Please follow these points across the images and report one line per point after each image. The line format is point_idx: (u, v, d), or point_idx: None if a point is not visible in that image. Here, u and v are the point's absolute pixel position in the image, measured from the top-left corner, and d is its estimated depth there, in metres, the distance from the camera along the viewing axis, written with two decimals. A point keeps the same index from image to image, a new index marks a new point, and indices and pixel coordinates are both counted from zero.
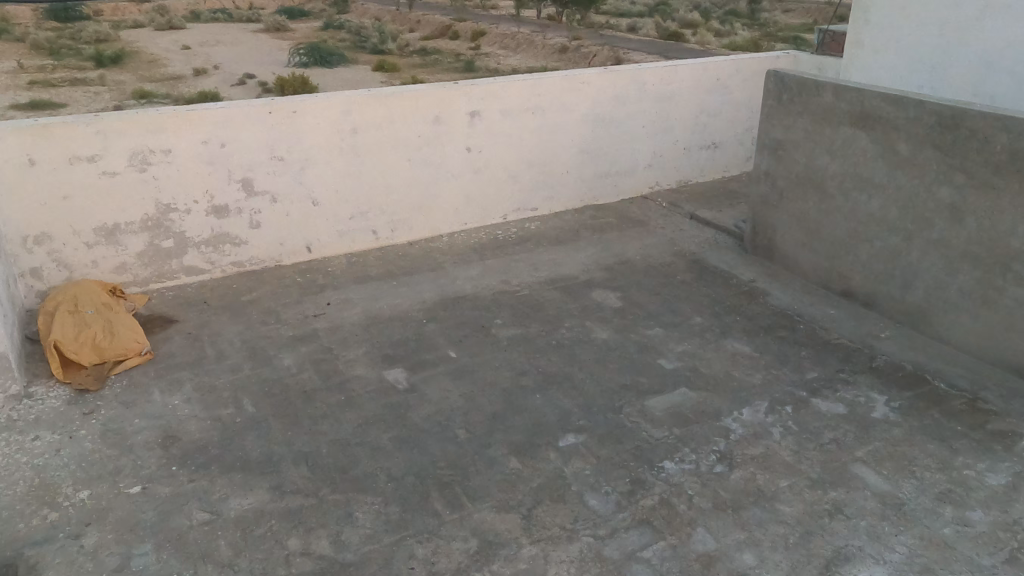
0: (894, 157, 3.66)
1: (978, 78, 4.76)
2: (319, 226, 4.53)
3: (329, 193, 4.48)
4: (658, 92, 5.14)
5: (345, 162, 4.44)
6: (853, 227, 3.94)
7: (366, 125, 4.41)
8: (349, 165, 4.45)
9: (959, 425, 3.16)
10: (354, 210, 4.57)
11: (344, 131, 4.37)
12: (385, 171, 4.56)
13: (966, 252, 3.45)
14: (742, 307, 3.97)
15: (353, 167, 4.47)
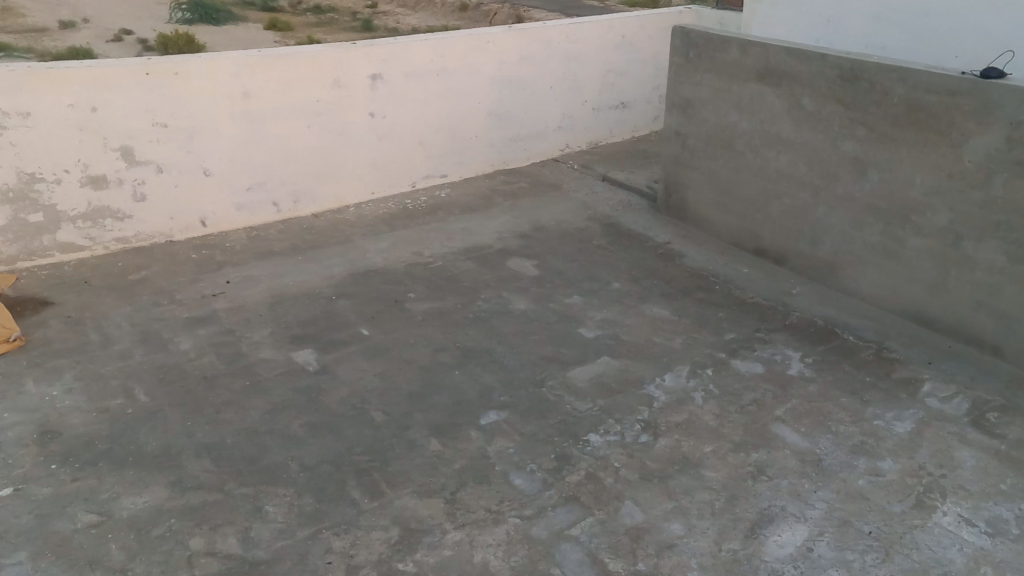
0: (799, 113, 3.65)
1: (869, 30, 4.84)
2: (212, 198, 4.18)
3: (222, 163, 4.13)
4: (566, 51, 5.00)
5: (237, 128, 4.10)
6: (763, 184, 3.93)
7: (259, 88, 4.07)
8: (243, 131, 4.12)
9: (869, 376, 3.22)
10: (251, 180, 4.25)
11: (234, 95, 4.03)
12: (282, 138, 4.25)
13: (870, 205, 3.49)
14: (658, 270, 3.94)
15: (247, 134, 4.14)
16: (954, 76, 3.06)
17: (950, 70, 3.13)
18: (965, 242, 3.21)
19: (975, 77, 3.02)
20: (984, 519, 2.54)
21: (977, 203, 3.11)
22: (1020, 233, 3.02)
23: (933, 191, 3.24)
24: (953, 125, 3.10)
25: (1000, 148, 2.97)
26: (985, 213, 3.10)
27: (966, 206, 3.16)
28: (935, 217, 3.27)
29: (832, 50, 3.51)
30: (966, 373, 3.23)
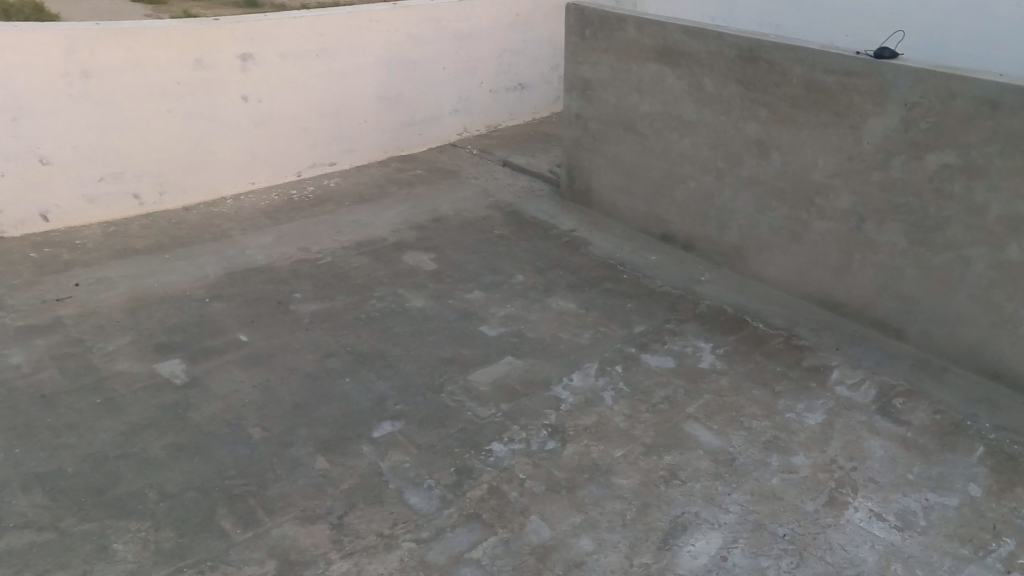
0: (700, 94, 3.43)
1: (764, 8, 4.74)
2: (54, 189, 3.69)
3: (64, 151, 3.65)
4: (457, 30, 4.71)
5: (79, 111, 3.62)
6: (668, 168, 3.71)
7: (103, 67, 3.61)
8: (86, 115, 3.65)
9: (778, 365, 3.12)
10: (102, 170, 3.78)
11: (70, 73, 3.54)
12: (137, 122, 3.79)
13: (774, 188, 3.36)
14: (563, 261, 3.74)
15: (93, 119, 3.67)
16: (850, 56, 2.92)
17: (846, 49, 3.00)
18: (867, 225, 3.14)
19: (870, 57, 2.89)
20: (894, 512, 2.46)
21: (878, 185, 3.03)
22: (919, 214, 2.96)
23: (835, 173, 3.13)
24: (852, 106, 2.97)
25: (899, 129, 2.87)
26: (886, 196, 3.02)
27: (867, 189, 3.06)
28: (838, 200, 3.17)
29: (729, 28, 3.32)
30: (872, 358, 3.18)
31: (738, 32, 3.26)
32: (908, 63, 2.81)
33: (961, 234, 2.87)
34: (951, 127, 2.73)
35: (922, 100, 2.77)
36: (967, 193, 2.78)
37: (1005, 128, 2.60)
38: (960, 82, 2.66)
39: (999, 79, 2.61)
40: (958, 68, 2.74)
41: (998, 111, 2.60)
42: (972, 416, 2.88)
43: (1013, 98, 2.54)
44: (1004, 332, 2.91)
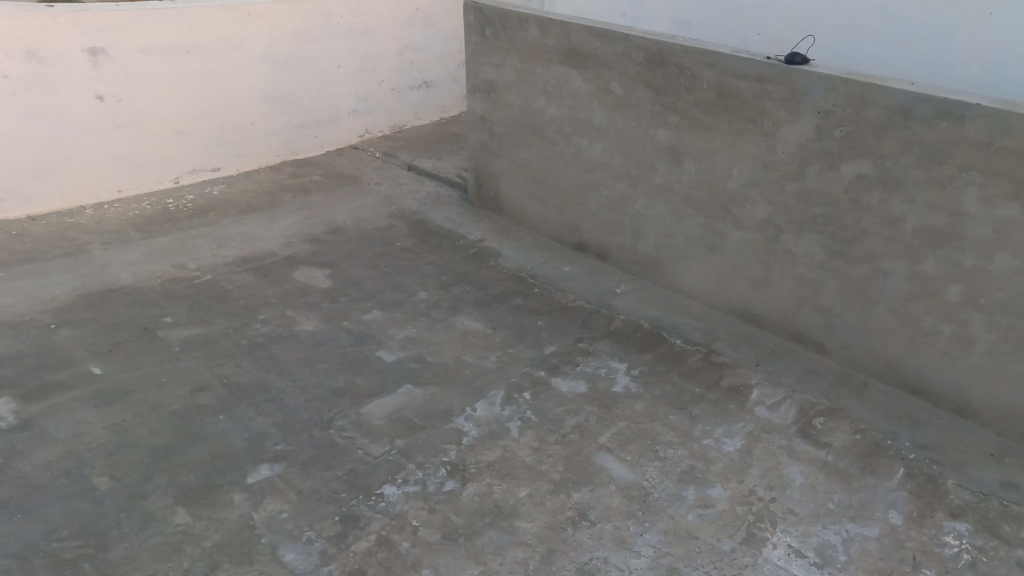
0: (609, 98, 3.22)
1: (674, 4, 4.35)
2: None
3: None
4: (351, 26, 4.40)
5: None
6: (579, 175, 3.48)
7: None
8: None
9: (695, 386, 2.94)
10: None
11: None
12: None
13: (688, 197, 3.17)
14: (469, 276, 3.48)
15: None
16: (761, 60, 2.75)
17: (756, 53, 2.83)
18: (784, 236, 2.99)
19: (781, 62, 2.73)
20: (814, 548, 2.29)
21: (794, 195, 2.88)
22: (836, 226, 2.82)
23: (750, 182, 2.97)
24: (764, 113, 2.81)
25: (813, 138, 2.72)
26: (802, 206, 2.87)
27: (783, 198, 2.91)
28: (754, 210, 3.01)
29: (636, 29, 3.11)
30: (792, 375, 3.04)
31: (646, 33, 3.06)
32: (819, 69, 2.66)
33: (878, 247, 2.75)
34: (865, 136, 2.59)
35: (835, 108, 2.62)
36: (884, 204, 2.66)
37: (920, 138, 2.48)
38: (872, 91, 2.52)
39: (912, 87, 2.48)
40: (870, 75, 2.61)
41: (912, 121, 2.48)
42: (892, 435, 2.74)
43: (926, 108, 2.42)
44: (923, 346, 2.81)
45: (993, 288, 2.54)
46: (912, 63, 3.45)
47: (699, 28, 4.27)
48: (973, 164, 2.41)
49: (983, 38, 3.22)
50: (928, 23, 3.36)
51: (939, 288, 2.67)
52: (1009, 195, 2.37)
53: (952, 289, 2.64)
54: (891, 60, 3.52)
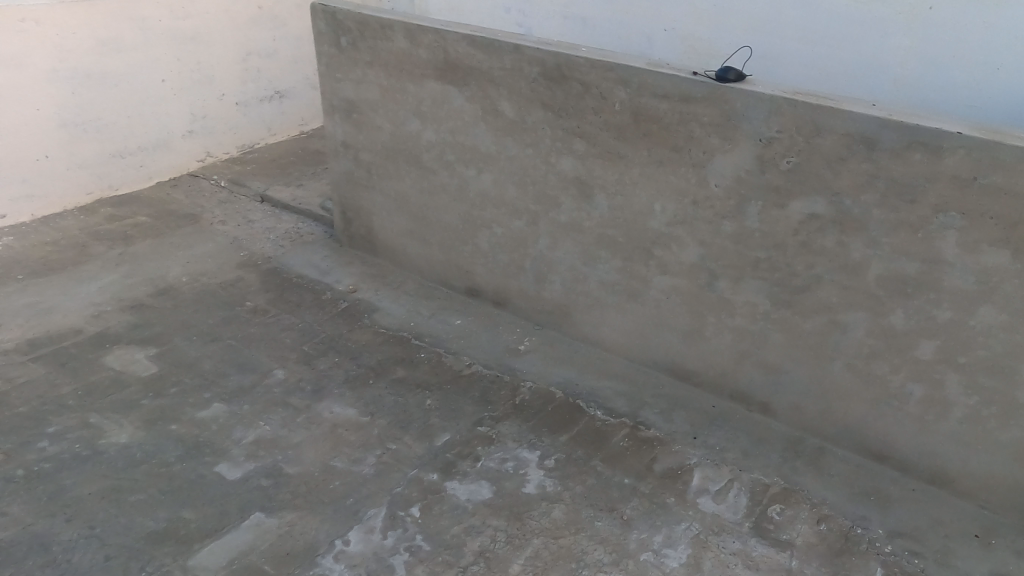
0: (497, 121, 2.63)
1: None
2: None
3: None
4: (173, 30, 3.58)
5: None
6: (467, 211, 2.87)
7: None
8: None
9: (624, 476, 2.39)
10: None
11: None
12: None
13: (601, 236, 2.61)
14: (338, 344, 2.81)
15: None
16: (686, 78, 2.22)
17: (677, 67, 2.31)
18: (719, 283, 2.48)
19: (710, 79, 2.21)
20: None
21: (730, 236, 2.38)
22: (783, 272, 2.36)
23: (677, 220, 2.45)
24: (692, 140, 2.29)
25: (753, 169, 2.25)
26: (742, 250, 2.39)
27: (718, 239, 2.41)
28: (682, 252, 2.49)
29: (527, 37, 2.53)
30: (736, 447, 2.53)
31: (539, 43, 2.48)
32: (757, 86, 2.18)
33: (834, 297, 2.32)
34: (818, 168, 2.16)
35: (781, 134, 2.16)
36: (841, 248, 2.24)
37: (887, 172, 2.07)
38: (828, 116, 2.07)
39: (872, 111, 2.06)
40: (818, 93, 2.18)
41: (877, 151, 2.06)
42: (862, 522, 2.29)
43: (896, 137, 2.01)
44: (887, 408, 2.41)
45: (974, 345, 2.18)
46: (845, 64, 3.08)
47: (596, 23, 3.68)
48: (952, 204, 2.03)
49: (921, 38, 2.89)
50: (862, 21, 2.99)
51: (909, 345, 2.27)
52: (996, 240, 2.01)
53: (925, 347, 2.26)
54: (820, 62, 3.13)
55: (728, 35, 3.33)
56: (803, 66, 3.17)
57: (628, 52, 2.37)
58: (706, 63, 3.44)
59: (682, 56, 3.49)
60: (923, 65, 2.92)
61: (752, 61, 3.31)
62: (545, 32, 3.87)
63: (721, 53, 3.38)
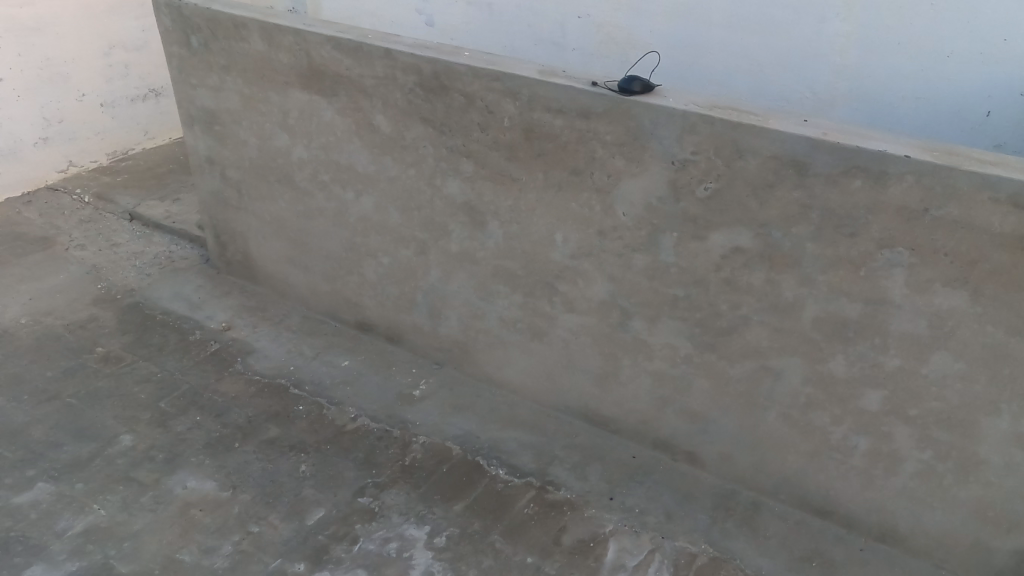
0: (373, 137, 2.26)
1: None
2: None
3: None
4: (11, 21, 3.09)
5: None
6: (349, 238, 2.51)
7: None
8: None
9: (528, 553, 2.03)
10: None
11: None
12: None
13: (497, 268, 2.26)
14: (200, 399, 2.40)
15: None
16: (582, 91, 1.86)
17: (575, 76, 1.95)
18: (633, 323, 2.13)
19: (612, 90, 1.85)
20: None
21: (643, 272, 2.03)
22: (704, 312, 2.01)
23: (581, 252, 2.09)
24: (594, 161, 1.93)
25: (666, 198, 1.90)
26: (657, 286, 2.03)
27: (629, 274, 2.06)
28: (589, 288, 2.14)
29: (401, 39, 2.15)
30: (658, 507, 2.18)
31: (415, 47, 2.09)
32: (669, 99, 1.84)
33: (765, 339, 1.98)
34: (742, 196, 1.81)
35: (697, 156, 1.81)
36: (770, 286, 1.90)
37: (822, 202, 1.74)
38: (750, 136, 1.73)
39: (805, 128, 1.73)
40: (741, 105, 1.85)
41: (809, 177, 1.72)
42: None
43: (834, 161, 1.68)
44: (829, 461, 2.07)
45: (926, 397, 1.86)
46: (779, 55, 2.84)
47: (503, 12, 3.28)
48: (900, 238, 1.70)
49: (859, 26, 2.69)
50: (794, 8, 2.75)
51: (852, 395, 1.94)
52: (951, 280, 1.70)
53: (871, 397, 1.92)
54: (751, 52, 2.88)
55: (653, 26, 3.01)
56: (733, 57, 2.92)
57: (517, 57, 2.00)
58: (625, 54, 3.10)
59: (599, 45, 3.13)
60: (863, 54, 2.72)
61: (676, 51, 3.01)
62: (448, 21, 3.45)
63: (640, 42, 3.06)
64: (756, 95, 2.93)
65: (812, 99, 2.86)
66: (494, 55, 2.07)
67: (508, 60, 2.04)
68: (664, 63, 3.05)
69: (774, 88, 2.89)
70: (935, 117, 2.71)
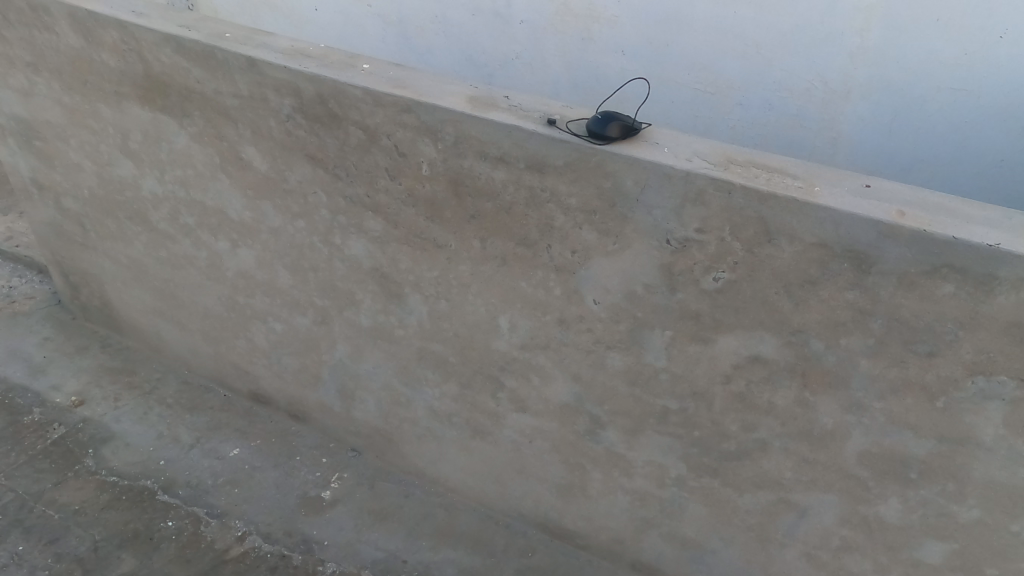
0: (244, 175, 1.63)
1: None
2: None
3: None
4: None
5: None
6: (229, 296, 1.89)
7: None
8: None
9: None
10: None
11: None
12: None
13: (423, 351, 1.66)
14: (26, 518, 1.81)
15: None
16: (529, 134, 1.25)
17: (523, 107, 1.33)
18: (606, 433, 1.57)
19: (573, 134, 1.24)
20: None
21: (622, 375, 1.46)
22: (705, 430, 1.45)
23: (534, 344, 1.50)
24: (550, 232, 1.33)
25: (656, 285, 1.30)
26: (641, 394, 1.46)
27: (601, 376, 1.48)
28: (546, 387, 1.56)
29: (274, 41, 1.52)
30: None
31: (294, 58, 1.46)
32: (662, 147, 1.23)
33: (788, 470, 1.43)
34: (767, 293, 1.23)
35: (703, 235, 1.21)
36: (801, 408, 1.34)
37: (890, 310, 1.16)
38: (786, 213, 1.14)
39: (867, 201, 1.14)
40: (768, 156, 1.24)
41: (872, 276, 1.14)
42: None
43: (916, 256, 1.09)
44: None
45: (1010, 559, 1.34)
46: (780, 33, 2.22)
47: None
48: (1003, 364, 1.13)
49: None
50: None
51: (904, 545, 1.43)
52: None
53: (930, 550, 1.41)
54: (745, 29, 2.25)
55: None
56: (721, 35, 2.29)
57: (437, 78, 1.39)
58: (587, 27, 2.44)
59: (553, 17, 2.47)
60: (887, 34, 2.12)
61: (651, 25, 2.36)
62: None
63: (605, 15, 2.40)
64: (750, 82, 2.32)
65: (821, 90, 2.26)
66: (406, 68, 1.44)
67: (428, 79, 1.42)
68: (635, 40, 2.40)
69: (773, 74, 2.28)
70: (977, 114, 2.15)
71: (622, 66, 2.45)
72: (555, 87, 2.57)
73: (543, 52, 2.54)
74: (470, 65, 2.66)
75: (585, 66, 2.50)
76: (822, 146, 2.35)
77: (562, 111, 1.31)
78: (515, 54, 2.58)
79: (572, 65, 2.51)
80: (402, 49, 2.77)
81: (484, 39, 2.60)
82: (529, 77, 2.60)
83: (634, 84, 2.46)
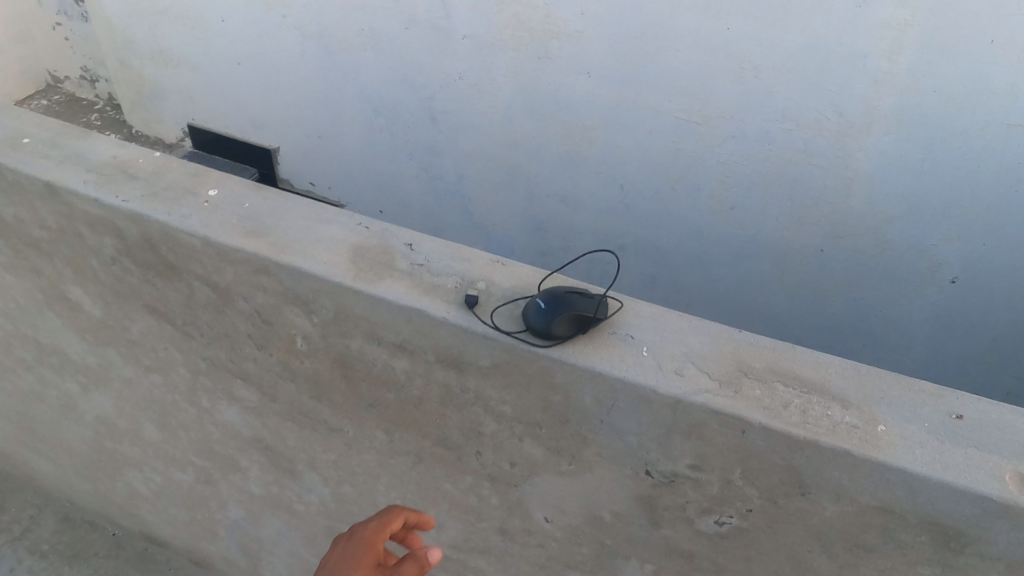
0: (76, 317, 1.21)
1: None
2: None
3: None
4: None
5: None
6: (94, 438, 1.50)
7: None
8: None
9: None
10: None
11: None
12: None
13: (331, 530, 1.29)
14: None
15: None
16: (435, 324, 0.84)
17: (432, 265, 0.92)
18: None
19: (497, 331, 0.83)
20: None
21: None
22: None
23: (468, 547, 1.13)
24: (478, 439, 0.94)
25: (630, 516, 0.92)
26: None
27: None
28: None
29: (91, 152, 1.09)
30: None
31: (112, 184, 1.02)
32: (640, 344, 0.83)
33: None
34: (799, 550, 0.83)
35: (701, 473, 0.82)
36: None
37: None
38: (832, 467, 0.74)
39: (955, 451, 0.74)
40: (798, 351, 0.84)
41: (966, 558, 0.74)
42: None
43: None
44: None
45: None
46: (784, 54, 1.76)
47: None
48: None
49: (921, 15, 1.60)
50: None
51: None
52: None
53: None
54: (740, 48, 1.79)
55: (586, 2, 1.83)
56: (711, 55, 1.82)
57: (311, 218, 0.97)
58: (543, 44, 1.96)
59: (501, 31, 1.98)
60: (922, 56, 1.66)
61: (623, 42, 1.87)
62: None
63: (567, 29, 1.90)
64: (746, 111, 1.88)
65: (833, 120, 1.82)
66: (275, 195, 1.03)
67: (298, 215, 0.99)
68: (602, 60, 1.92)
69: (775, 103, 1.84)
70: None
71: (588, 90, 1.99)
72: (508, 112, 2.13)
73: (491, 72, 2.07)
74: (405, 86, 2.21)
75: (541, 89, 2.04)
76: (833, 184, 1.92)
77: (485, 272, 0.91)
78: (458, 73, 2.11)
79: (527, 88, 2.06)
80: (325, 67, 2.30)
81: (419, 56, 2.13)
82: (477, 100, 2.14)
83: (604, 109, 2.01)
